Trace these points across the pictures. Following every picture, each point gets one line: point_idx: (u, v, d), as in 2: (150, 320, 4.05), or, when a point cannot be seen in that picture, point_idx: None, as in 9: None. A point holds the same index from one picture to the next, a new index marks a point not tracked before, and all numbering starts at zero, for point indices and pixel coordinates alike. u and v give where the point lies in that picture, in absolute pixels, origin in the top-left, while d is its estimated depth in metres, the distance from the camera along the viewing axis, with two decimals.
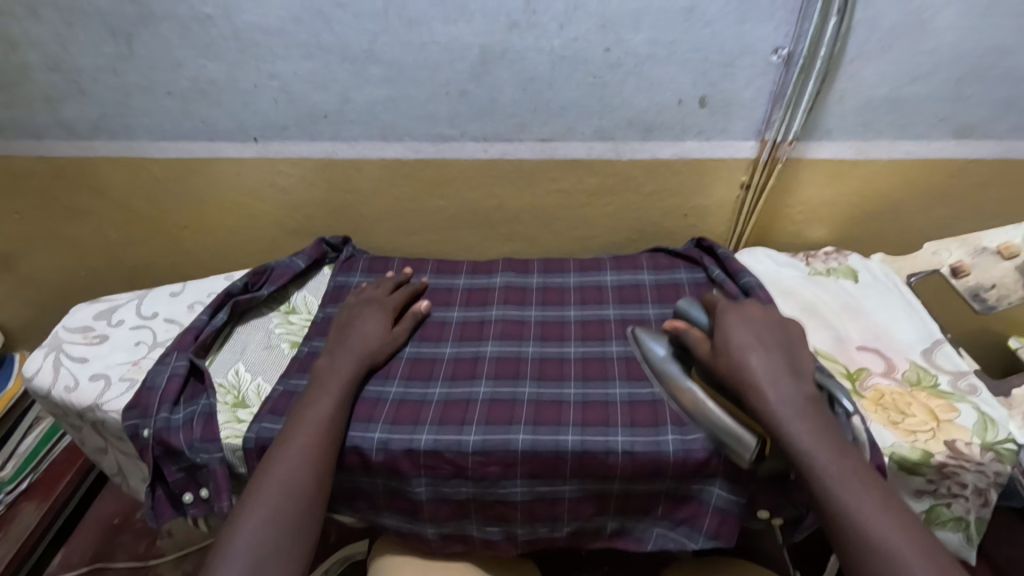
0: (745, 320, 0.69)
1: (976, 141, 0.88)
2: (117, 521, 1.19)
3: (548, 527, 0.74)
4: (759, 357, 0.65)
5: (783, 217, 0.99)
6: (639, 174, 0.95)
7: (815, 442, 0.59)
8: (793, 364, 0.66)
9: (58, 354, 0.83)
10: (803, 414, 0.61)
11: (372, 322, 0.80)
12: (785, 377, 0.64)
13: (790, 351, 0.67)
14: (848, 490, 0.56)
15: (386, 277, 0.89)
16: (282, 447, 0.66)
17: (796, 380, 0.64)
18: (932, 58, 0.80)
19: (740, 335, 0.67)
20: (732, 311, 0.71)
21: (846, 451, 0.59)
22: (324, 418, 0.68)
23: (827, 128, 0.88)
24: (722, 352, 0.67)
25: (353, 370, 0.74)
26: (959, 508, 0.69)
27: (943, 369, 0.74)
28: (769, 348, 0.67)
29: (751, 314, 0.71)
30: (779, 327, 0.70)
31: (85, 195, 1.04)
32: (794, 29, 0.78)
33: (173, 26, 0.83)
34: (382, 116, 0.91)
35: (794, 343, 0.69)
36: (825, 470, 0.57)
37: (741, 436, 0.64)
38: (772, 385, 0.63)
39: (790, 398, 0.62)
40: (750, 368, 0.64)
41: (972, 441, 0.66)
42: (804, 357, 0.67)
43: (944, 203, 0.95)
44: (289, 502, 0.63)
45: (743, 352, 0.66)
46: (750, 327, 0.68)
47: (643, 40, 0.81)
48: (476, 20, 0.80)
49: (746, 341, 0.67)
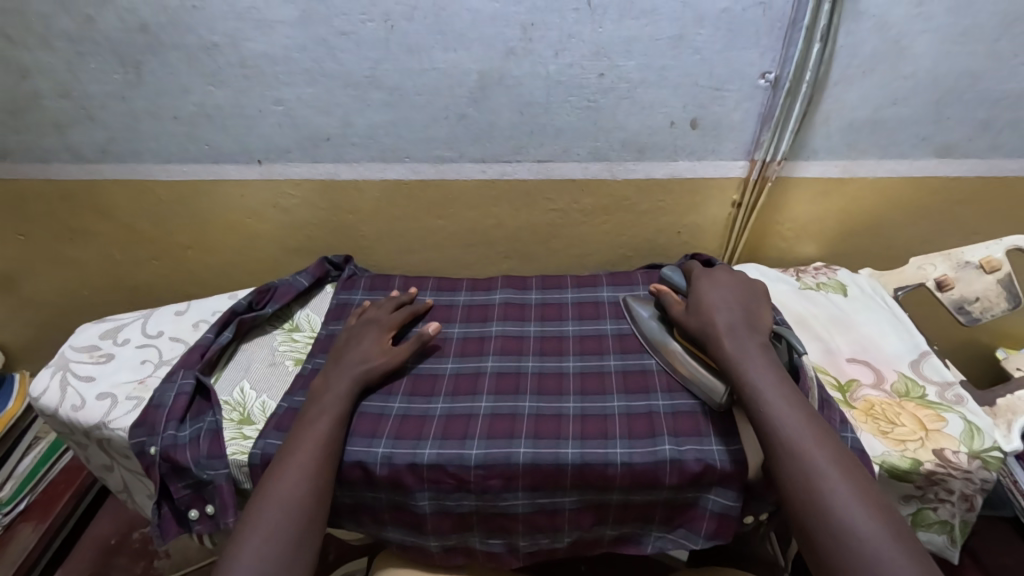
0: (714, 283, 0.77)
1: (956, 160, 0.91)
2: (115, 541, 1.18)
3: (548, 537, 0.75)
4: (721, 315, 0.72)
5: (773, 234, 1.02)
6: (633, 193, 0.98)
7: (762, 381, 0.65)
8: (751, 319, 0.72)
9: (65, 373, 0.85)
10: (755, 359, 0.67)
11: (372, 340, 0.82)
12: (761, 361, 0.67)
13: (752, 310, 0.74)
14: (789, 424, 0.61)
15: (387, 298, 0.90)
16: (282, 464, 0.68)
17: (772, 363, 0.67)
18: (911, 82, 0.84)
19: (710, 296, 0.75)
20: (704, 277, 0.78)
21: (790, 391, 0.64)
22: (324, 434, 0.70)
23: (814, 148, 0.92)
24: (693, 310, 0.74)
25: (349, 387, 0.75)
26: (945, 511, 0.71)
27: (931, 380, 0.77)
28: (732, 306, 0.73)
29: (722, 279, 0.78)
30: (746, 289, 0.77)
31: (90, 217, 1.06)
32: (780, 54, 0.82)
33: (181, 55, 0.86)
34: (383, 139, 0.93)
35: (759, 303, 0.75)
36: (770, 407, 0.63)
37: (709, 382, 0.73)
38: (730, 335, 0.70)
39: (745, 345, 0.68)
40: (714, 324, 0.71)
41: (960, 449, 0.68)
42: (764, 314, 0.74)
43: (928, 218, 0.98)
44: (289, 517, 0.64)
45: (710, 309, 0.73)
46: (719, 290, 0.76)
47: (635, 66, 0.84)
48: (475, 48, 0.83)
49: (712, 301, 0.74)
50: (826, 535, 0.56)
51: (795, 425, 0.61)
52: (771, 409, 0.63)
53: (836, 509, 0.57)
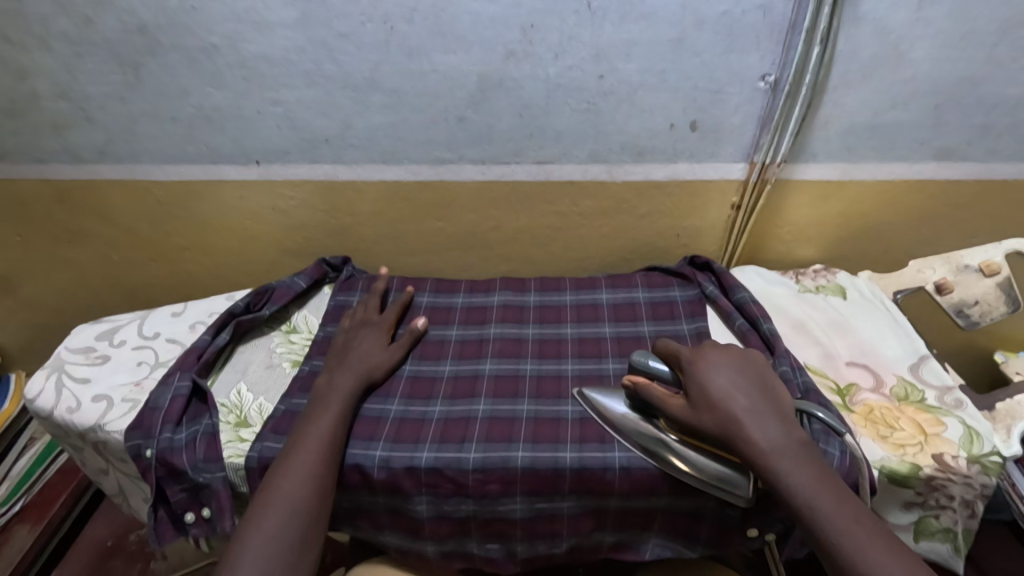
0: (718, 366, 0.66)
1: (955, 164, 0.91)
2: (111, 543, 1.17)
3: (546, 543, 0.75)
4: (743, 409, 0.62)
5: (772, 237, 1.02)
6: (632, 196, 0.98)
7: (824, 504, 0.56)
8: (777, 408, 0.63)
9: (61, 375, 0.84)
10: (804, 471, 0.58)
11: (371, 341, 0.82)
12: (771, 423, 0.61)
13: (767, 392, 0.65)
14: (874, 561, 0.53)
15: (372, 295, 0.90)
16: (285, 462, 0.67)
17: (784, 424, 0.61)
18: (910, 86, 0.83)
19: (717, 386, 0.64)
20: (698, 362, 0.66)
21: (859, 511, 0.56)
22: (328, 432, 0.70)
23: (813, 152, 0.92)
24: (705, 407, 0.62)
25: (353, 385, 0.76)
26: (947, 519, 0.71)
27: (930, 384, 0.76)
28: (749, 394, 0.64)
29: (716, 358, 0.67)
30: (748, 365, 0.67)
31: (88, 218, 1.05)
32: (780, 58, 0.82)
33: (180, 56, 0.85)
34: (382, 141, 0.93)
35: (767, 378, 0.66)
36: (848, 541, 0.54)
37: (727, 475, 0.65)
38: (763, 438, 0.60)
39: (788, 456, 0.59)
40: (737, 424, 0.61)
41: (959, 454, 0.68)
42: (781, 397, 0.64)
43: (926, 222, 0.98)
44: (292, 522, 0.64)
45: (726, 403, 0.62)
46: (724, 375, 0.65)
47: (635, 69, 0.84)
48: (474, 50, 0.83)
49: (726, 394, 0.63)
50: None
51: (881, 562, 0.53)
52: (850, 545, 0.54)
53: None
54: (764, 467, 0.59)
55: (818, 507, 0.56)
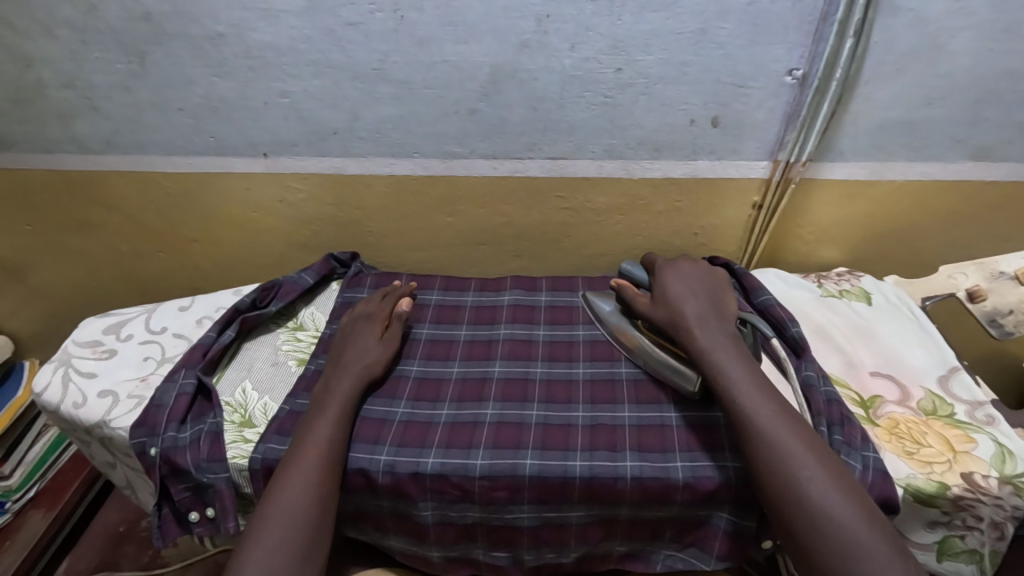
0: (679, 273, 0.75)
1: (992, 164, 0.86)
2: (123, 529, 1.17)
3: (554, 552, 0.73)
4: (691, 306, 0.71)
5: (793, 237, 0.98)
6: (649, 193, 0.95)
7: (735, 372, 0.64)
8: (721, 310, 0.72)
9: (68, 369, 0.84)
10: (724, 349, 0.66)
11: (367, 335, 0.80)
12: (710, 316, 0.70)
13: (717, 298, 0.73)
14: (764, 414, 0.60)
15: (376, 291, 0.89)
16: (285, 473, 0.65)
17: (720, 320, 0.70)
18: (947, 81, 0.79)
19: (674, 287, 0.73)
20: (667, 267, 0.77)
21: (768, 386, 0.63)
22: (329, 439, 0.68)
23: (840, 149, 0.87)
24: (662, 302, 0.73)
25: (351, 388, 0.73)
26: (973, 540, 0.66)
27: (959, 398, 0.73)
28: (700, 297, 0.72)
29: (686, 268, 0.76)
30: (710, 278, 0.76)
31: (96, 209, 1.04)
32: (809, 50, 0.78)
33: (185, 45, 0.83)
34: (392, 134, 0.91)
35: (723, 290, 0.75)
36: (748, 402, 0.62)
37: (677, 365, 0.73)
38: (702, 328, 0.69)
39: (717, 340, 0.67)
40: (683, 316, 0.70)
41: (990, 473, 0.65)
42: (730, 306, 0.73)
43: (958, 225, 0.93)
44: (294, 529, 0.62)
45: (679, 300, 0.72)
46: (684, 280, 0.74)
47: (654, 61, 0.80)
48: (487, 40, 0.80)
49: (679, 294, 0.73)
50: (806, 527, 0.54)
51: (775, 421, 0.60)
52: (749, 405, 0.61)
53: (815, 495, 0.55)
54: (693, 345, 0.67)
55: (730, 376, 0.64)
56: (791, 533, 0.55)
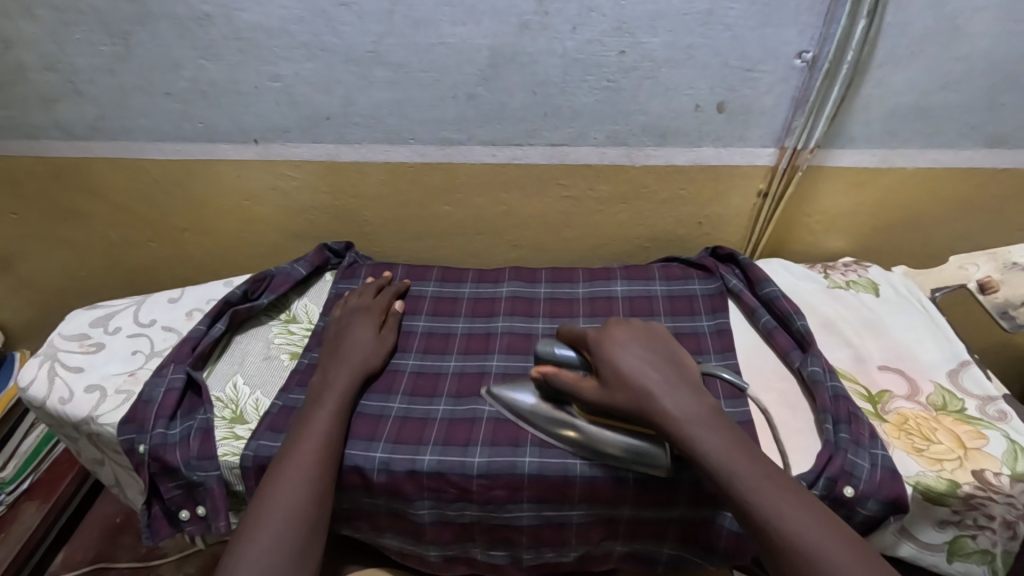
0: (625, 342, 0.64)
1: (1006, 151, 0.84)
2: (120, 521, 1.15)
3: (554, 551, 0.72)
4: (656, 383, 0.60)
5: (800, 227, 0.96)
6: (652, 180, 0.92)
7: (738, 464, 0.55)
8: (686, 379, 0.62)
9: (54, 363, 0.81)
10: (715, 436, 0.57)
11: (363, 327, 0.78)
12: (683, 391, 0.60)
13: (674, 363, 0.64)
14: (785, 512, 0.53)
15: (368, 282, 0.87)
16: (279, 467, 0.63)
17: (694, 393, 0.60)
18: (964, 65, 0.76)
19: (627, 362, 0.62)
20: (605, 340, 0.64)
21: (776, 476, 0.55)
22: (327, 430, 0.66)
23: (850, 136, 0.85)
24: (615, 385, 0.61)
25: (348, 381, 0.71)
26: (985, 540, 0.64)
27: (970, 393, 0.71)
28: (660, 366, 0.62)
29: (623, 336, 0.65)
30: (652, 340, 0.66)
31: (83, 197, 1.01)
32: (820, 32, 0.74)
33: (170, 25, 0.80)
34: (387, 119, 0.87)
35: (674, 351, 0.65)
36: (757, 494, 0.54)
37: (641, 447, 0.63)
38: (672, 403, 0.59)
39: (698, 419, 0.58)
40: (647, 394, 0.60)
41: (1002, 471, 0.63)
42: (690, 368, 0.64)
43: (969, 214, 0.91)
44: (292, 521, 0.60)
45: (640, 376, 0.61)
46: (633, 350, 0.63)
47: (660, 43, 0.77)
48: (485, 21, 0.77)
49: (637, 369, 0.61)
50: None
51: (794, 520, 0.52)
52: (764, 505, 0.53)
53: None
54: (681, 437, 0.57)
55: (729, 470, 0.55)
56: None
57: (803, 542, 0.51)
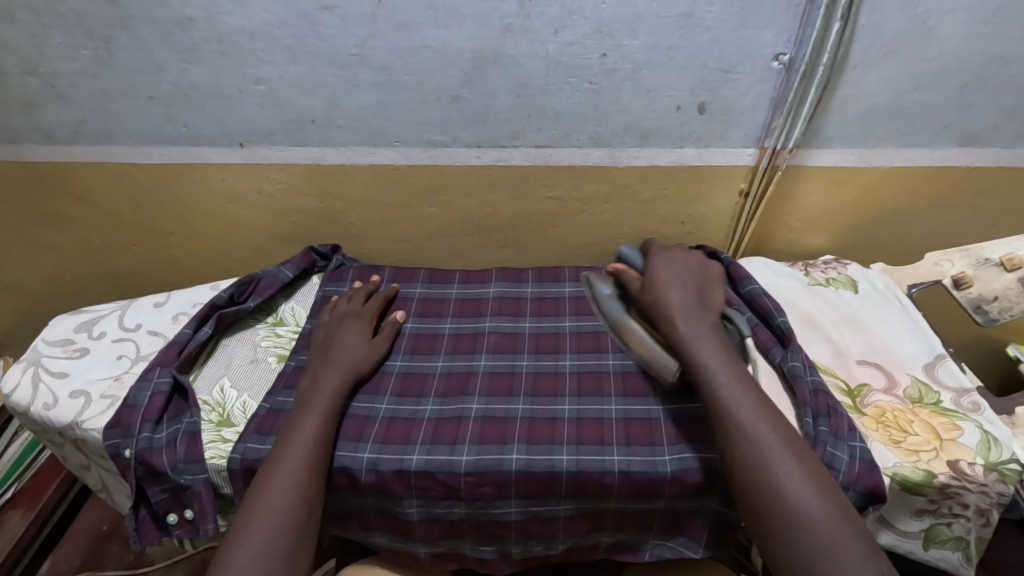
0: (665, 262, 0.71)
1: (979, 149, 0.86)
2: (107, 529, 1.14)
3: (542, 545, 0.73)
4: (675, 298, 0.67)
5: (781, 225, 0.97)
6: (635, 181, 0.93)
7: (718, 371, 0.62)
8: (705, 301, 0.69)
9: (37, 368, 0.81)
10: (709, 345, 0.64)
11: (354, 331, 0.79)
12: (695, 308, 0.67)
13: (704, 290, 0.70)
14: (747, 415, 0.59)
15: (357, 288, 0.87)
16: (268, 475, 0.63)
17: (705, 313, 0.67)
18: (936, 65, 0.78)
19: (664, 275, 0.69)
20: (660, 256, 0.72)
21: (760, 401, 0.60)
22: (316, 437, 0.66)
23: (828, 135, 0.86)
24: (647, 288, 0.69)
25: (339, 384, 0.72)
26: (959, 528, 0.67)
27: (945, 385, 0.73)
28: (687, 286, 0.69)
29: (676, 258, 0.72)
30: (697, 269, 0.72)
31: (65, 201, 1.01)
32: (796, 34, 0.76)
33: (153, 29, 0.80)
34: (372, 122, 0.88)
35: (709, 282, 0.72)
36: (735, 407, 0.59)
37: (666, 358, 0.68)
38: (684, 317, 0.66)
39: (705, 336, 0.64)
40: (667, 303, 0.67)
41: (976, 461, 0.64)
42: (714, 294, 0.71)
43: (945, 210, 0.93)
44: (280, 529, 0.60)
45: (666, 289, 0.68)
46: (673, 269, 0.70)
47: (640, 46, 0.78)
48: (468, 24, 0.77)
49: (667, 282, 0.69)
50: (794, 549, 0.53)
51: (763, 436, 0.58)
52: (731, 404, 0.60)
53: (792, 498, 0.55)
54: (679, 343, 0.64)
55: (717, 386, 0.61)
56: (775, 552, 0.55)
57: (755, 440, 0.58)
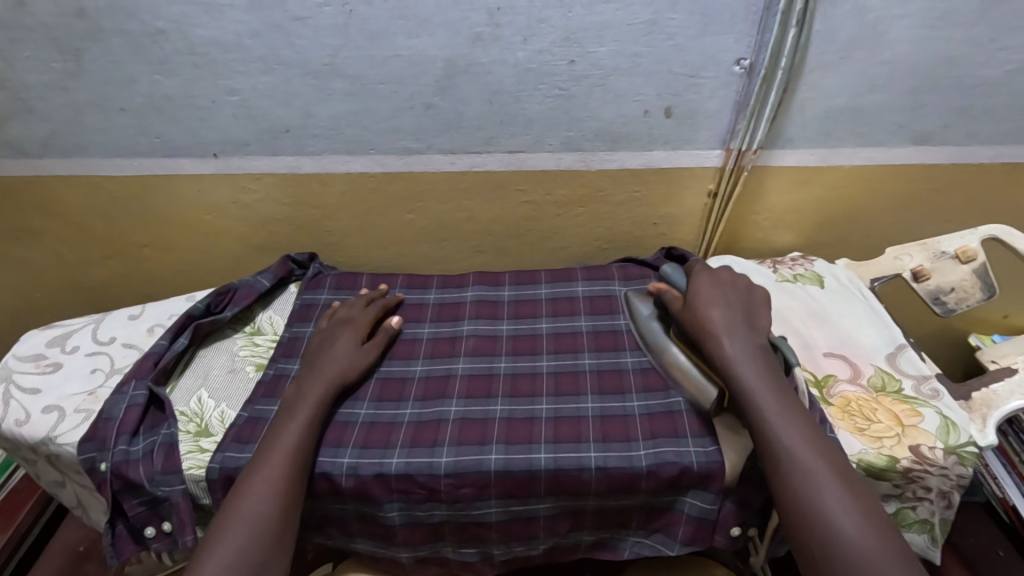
0: (708, 284, 0.74)
1: (933, 147, 0.90)
2: (83, 548, 1.09)
3: (523, 545, 0.74)
4: (718, 318, 0.70)
5: (750, 224, 1.00)
6: (607, 184, 0.95)
7: (763, 393, 0.64)
8: (750, 322, 0.71)
9: (9, 385, 0.80)
10: (754, 367, 0.66)
11: (345, 339, 0.79)
12: (741, 328, 0.69)
13: (750, 312, 0.72)
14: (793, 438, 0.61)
15: (363, 295, 0.88)
16: (248, 478, 0.64)
17: (750, 333, 0.69)
18: (888, 68, 0.81)
19: (705, 293, 0.73)
20: (705, 275, 0.76)
21: (810, 429, 0.62)
22: (291, 446, 0.66)
23: (790, 136, 0.89)
24: (689, 307, 0.73)
25: (323, 394, 0.71)
26: (924, 510, 0.70)
27: (907, 374, 0.76)
28: (732, 306, 0.72)
29: (723, 280, 0.75)
30: (743, 292, 0.75)
31: (36, 215, 0.99)
32: (755, 40, 0.79)
33: (123, 41, 0.80)
34: (346, 131, 0.89)
35: (754, 304, 0.74)
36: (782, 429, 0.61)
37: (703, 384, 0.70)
38: (730, 336, 0.68)
39: (749, 356, 0.67)
40: (711, 323, 0.70)
41: (936, 445, 0.67)
42: (760, 316, 0.73)
43: (903, 206, 0.97)
44: (256, 537, 0.60)
45: (707, 308, 0.71)
46: (716, 289, 0.74)
47: (607, 52, 0.81)
48: (439, 33, 0.79)
49: (709, 302, 0.72)
50: (836, 569, 0.55)
51: (813, 466, 0.59)
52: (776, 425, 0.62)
53: (836, 522, 0.57)
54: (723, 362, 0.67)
55: (764, 406, 0.63)
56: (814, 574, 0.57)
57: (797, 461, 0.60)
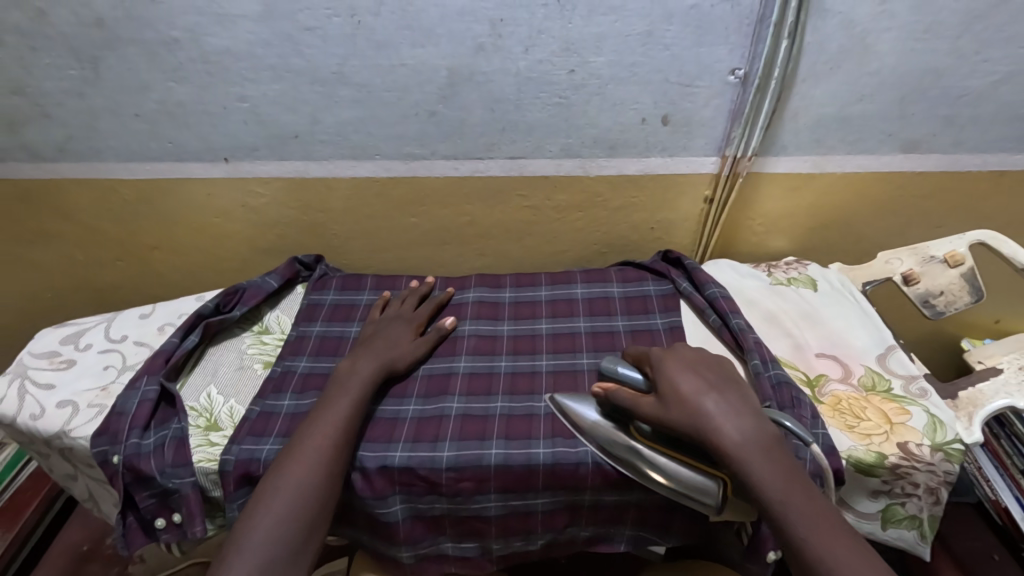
0: (683, 368, 0.65)
1: (921, 155, 0.92)
2: (86, 548, 1.10)
3: (521, 540, 0.76)
4: (716, 408, 0.61)
5: (745, 229, 1.03)
6: (605, 190, 0.98)
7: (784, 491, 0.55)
8: (750, 406, 0.62)
9: (24, 381, 0.82)
10: (769, 464, 0.57)
11: (400, 331, 0.82)
12: (744, 417, 0.60)
13: (743, 393, 0.64)
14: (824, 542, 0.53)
15: (410, 290, 0.91)
16: (298, 446, 0.67)
17: (756, 420, 0.60)
18: (876, 78, 0.84)
19: (684, 382, 0.63)
20: (669, 360, 0.66)
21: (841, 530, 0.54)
22: (341, 417, 0.69)
23: (783, 144, 0.92)
24: (669, 403, 0.62)
25: (373, 373, 0.75)
26: (913, 506, 0.71)
27: (895, 374, 0.78)
28: (723, 392, 0.63)
29: (691, 361, 0.67)
30: (722, 371, 0.66)
31: (50, 218, 1.02)
32: (749, 51, 0.82)
33: (139, 51, 0.83)
34: (352, 136, 0.92)
35: (740, 382, 0.65)
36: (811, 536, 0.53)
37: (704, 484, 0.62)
38: (733, 429, 0.59)
39: (762, 458, 0.57)
40: (705, 416, 0.60)
41: (922, 442, 0.69)
42: (751, 395, 0.64)
43: (895, 212, 0.99)
44: (302, 503, 0.63)
45: (698, 399, 0.61)
46: (693, 373, 0.64)
47: (605, 62, 0.84)
48: (443, 43, 0.82)
49: (697, 391, 0.62)
50: None
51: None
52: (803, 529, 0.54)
53: None
54: (734, 462, 0.57)
55: (790, 509, 0.55)
56: None
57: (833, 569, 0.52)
